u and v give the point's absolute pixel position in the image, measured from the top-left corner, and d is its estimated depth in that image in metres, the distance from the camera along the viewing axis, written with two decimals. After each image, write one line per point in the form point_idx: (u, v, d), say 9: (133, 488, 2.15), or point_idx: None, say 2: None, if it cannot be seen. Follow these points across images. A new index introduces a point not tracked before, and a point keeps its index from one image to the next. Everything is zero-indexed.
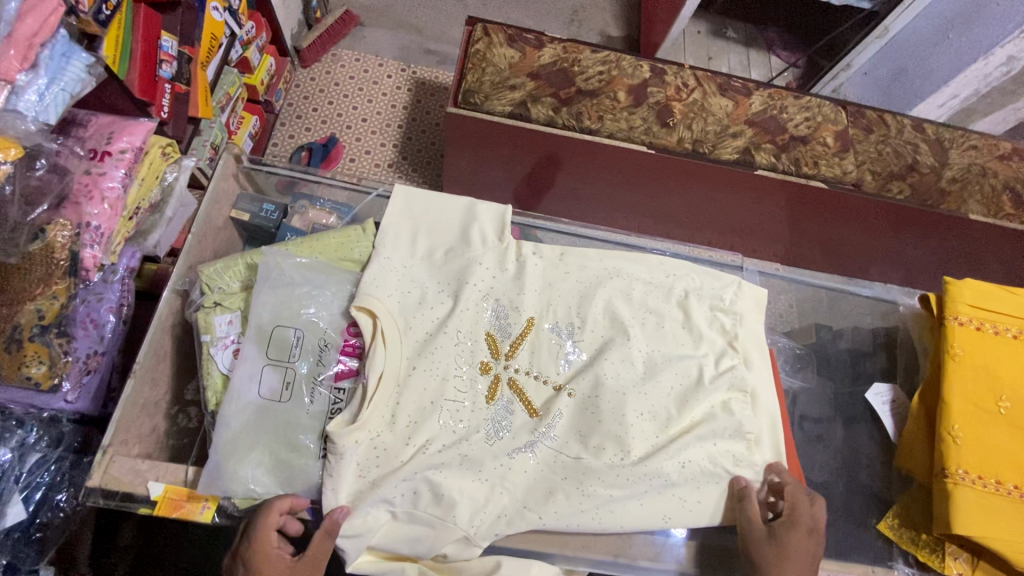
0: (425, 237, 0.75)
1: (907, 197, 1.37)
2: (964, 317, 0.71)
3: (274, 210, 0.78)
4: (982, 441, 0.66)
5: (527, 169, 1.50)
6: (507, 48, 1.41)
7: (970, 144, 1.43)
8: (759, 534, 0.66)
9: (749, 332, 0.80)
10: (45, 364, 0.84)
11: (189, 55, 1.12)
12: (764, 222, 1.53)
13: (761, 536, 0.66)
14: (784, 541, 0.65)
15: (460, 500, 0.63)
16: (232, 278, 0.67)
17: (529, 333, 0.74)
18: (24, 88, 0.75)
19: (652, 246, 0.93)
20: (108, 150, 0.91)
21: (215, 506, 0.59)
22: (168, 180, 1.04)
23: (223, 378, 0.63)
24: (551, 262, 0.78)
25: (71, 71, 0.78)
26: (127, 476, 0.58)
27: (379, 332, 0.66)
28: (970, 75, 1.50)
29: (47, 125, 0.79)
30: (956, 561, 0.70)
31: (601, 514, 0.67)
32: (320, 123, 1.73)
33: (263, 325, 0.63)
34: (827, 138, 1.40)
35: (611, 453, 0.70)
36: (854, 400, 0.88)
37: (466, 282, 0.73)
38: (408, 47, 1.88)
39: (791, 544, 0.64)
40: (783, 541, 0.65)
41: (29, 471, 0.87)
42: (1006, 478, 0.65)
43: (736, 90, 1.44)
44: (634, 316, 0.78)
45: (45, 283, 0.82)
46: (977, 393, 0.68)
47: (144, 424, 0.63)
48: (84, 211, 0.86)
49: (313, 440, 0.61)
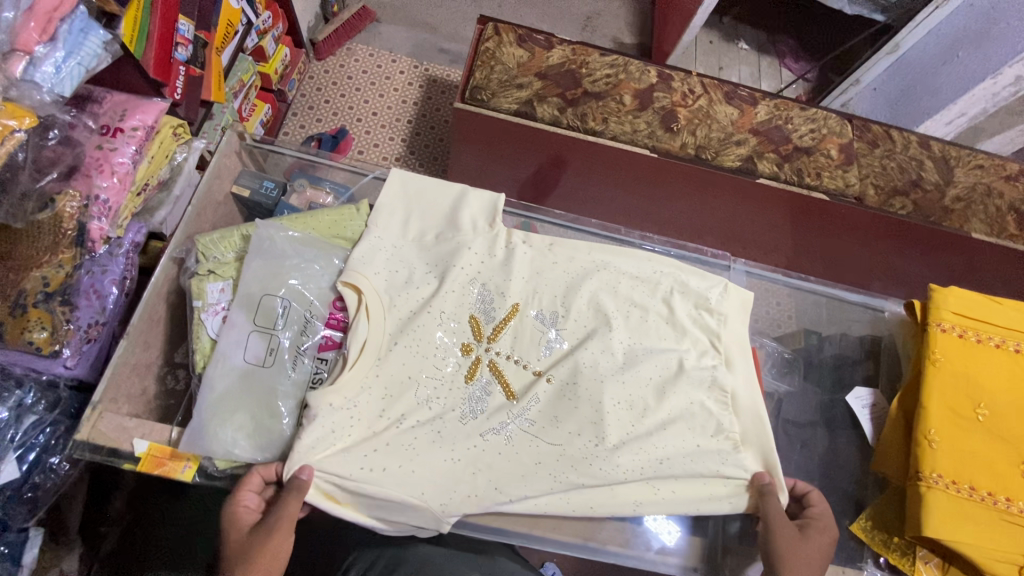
0: (417, 220, 0.78)
1: (910, 213, 1.34)
2: (948, 323, 0.71)
3: (273, 187, 0.82)
4: (958, 447, 0.66)
5: (531, 169, 1.52)
6: (517, 48, 1.43)
7: (976, 163, 1.41)
8: (789, 532, 0.67)
9: (733, 334, 0.81)
10: (47, 330, 0.85)
11: (205, 40, 1.15)
12: (766, 231, 1.53)
13: (789, 534, 0.67)
14: (811, 540, 0.67)
15: (430, 474, 0.65)
16: (227, 249, 0.70)
17: (513, 319, 0.76)
18: (40, 61, 0.77)
19: (643, 241, 0.95)
20: (120, 127, 0.94)
21: (196, 467, 0.61)
22: (178, 160, 1.07)
23: (211, 342, 0.66)
24: (539, 251, 0.80)
25: (87, 47, 0.80)
26: (114, 432, 0.61)
27: (363, 306, 0.69)
28: (978, 93, 1.47)
29: (62, 97, 0.81)
30: (926, 565, 0.70)
31: (570, 497, 0.69)
32: (331, 114, 1.76)
33: (252, 294, 0.67)
34: (831, 150, 1.40)
35: (585, 439, 0.71)
36: (835, 405, 0.88)
37: (453, 264, 0.75)
38: (422, 44, 1.92)
39: (820, 544, 0.67)
40: (808, 540, 0.67)
41: (25, 432, 0.87)
42: (980, 485, 0.65)
43: (742, 99, 1.45)
44: (618, 308, 0.79)
45: (52, 251, 0.86)
46: (955, 400, 0.68)
47: (134, 385, 0.66)
48: (94, 184, 0.90)
49: (289, 407, 0.65)
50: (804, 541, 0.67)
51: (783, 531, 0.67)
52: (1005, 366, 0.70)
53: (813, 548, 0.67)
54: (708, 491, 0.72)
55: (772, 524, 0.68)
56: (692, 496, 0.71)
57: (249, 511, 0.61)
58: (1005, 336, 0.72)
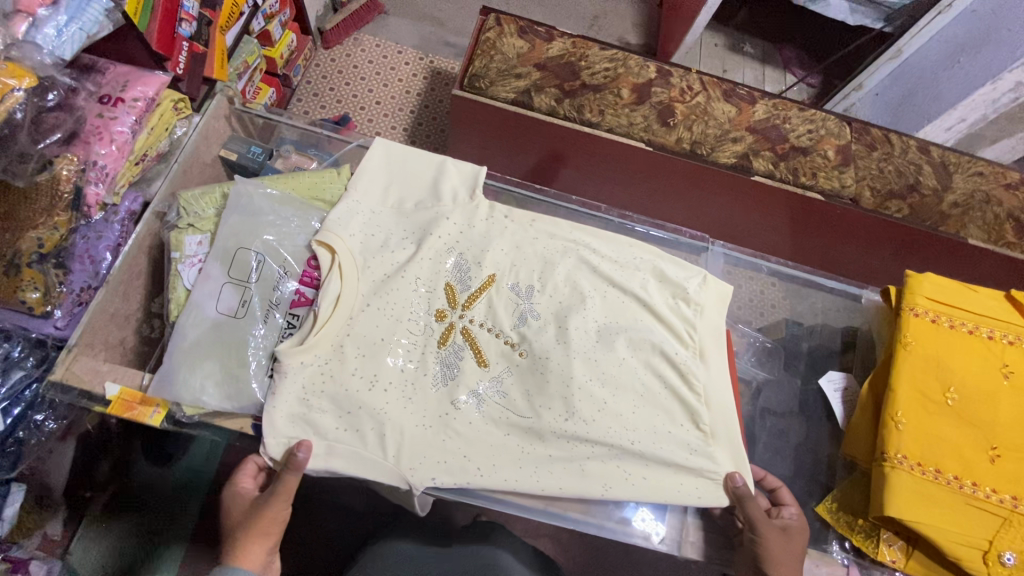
0: (398, 189, 0.80)
1: (906, 217, 1.31)
2: (921, 309, 0.74)
3: (259, 152, 0.88)
4: (924, 431, 0.68)
5: (530, 161, 1.52)
6: (517, 39, 1.42)
7: (976, 170, 1.36)
8: (774, 533, 0.67)
9: (709, 325, 0.79)
10: (39, 290, 0.87)
11: (209, 18, 1.16)
12: (764, 232, 1.51)
13: (776, 535, 0.68)
14: (790, 540, 0.68)
15: (397, 436, 0.66)
16: (207, 206, 0.74)
17: (488, 290, 0.76)
18: (42, 23, 0.82)
19: (623, 220, 0.96)
20: (122, 97, 0.95)
21: (165, 412, 0.64)
22: (177, 134, 1.06)
23: (187, 293, 0.69)
24: (520, 226, 0.81)
25: (89, 14, 0.84)
26: (87, 374, 0.64)
27: (336, 265, 0.70)
28: (978, 99, 1.43)
29: (63, 60, 0.85)
30: (890, 548, 0.71)
31: (540, 474, 0.68)
32: (335, 101, 1.78)
33: (224, 247, 0.70)
34: (827, 151, 1.36)
35: (554, 413, 0.71)
36: (809, 391, 0.88)
37: (431, 232, 0.76)
38: (428, 37, 1.94)
39: (795, 545, 0.68)
40: (791, 539, 0.68)
41: (12, 385, 0.89)
42: (945, 468, 0.67)
43: (740, 97, 1.41)
44: (595, 286, 0.79)
45: (47, 214, 0.86)
46: (924, 384, 0.70)
47: (112, 334, 0.70)
48: (92, 150, 0.91)
49: (262, 358, 0.66)
50: (788, 541, 0.68)
51: (770, 532, 0.67)
52: (975, 352, 0.72)
53: (796, 544, 0.68)
54: (675, 478, 0.71)
55: (759, 530, 0.67)
56: (665, 483, 0.70)
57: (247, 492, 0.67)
58: (976, 322, 0.74)
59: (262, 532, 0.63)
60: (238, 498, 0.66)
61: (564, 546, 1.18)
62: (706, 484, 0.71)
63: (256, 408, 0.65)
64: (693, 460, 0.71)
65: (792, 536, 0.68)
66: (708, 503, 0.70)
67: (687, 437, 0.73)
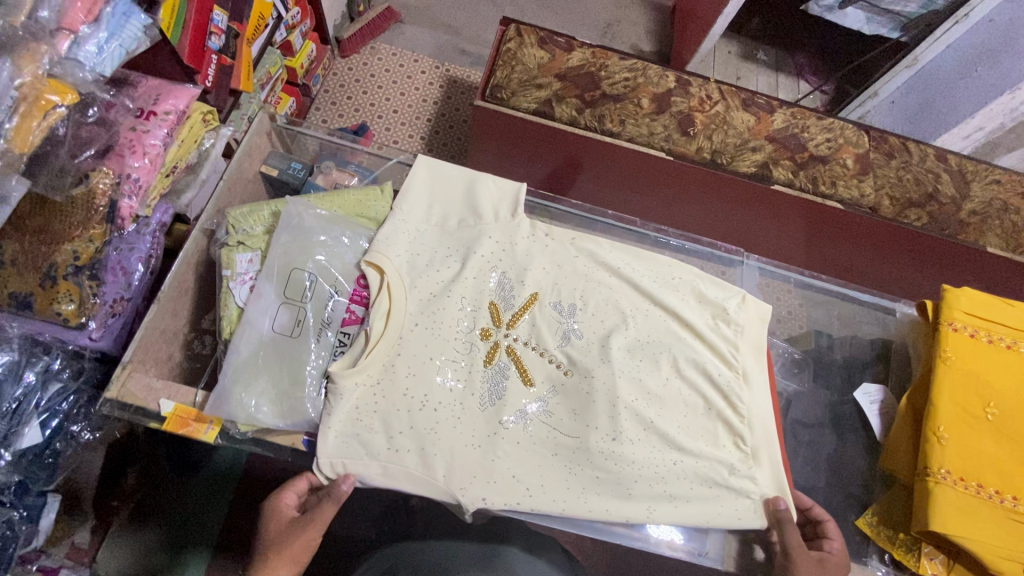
0: (440, 207, 0.83)
1: (925, 225, 1.28)
2: (959, 324, 0.77)
3: (300, 168, 0.90)
4: (968, 445, 0.71)
5: (547, 170, 1.49)
6: (538, 49, 1.38)
7: (993, 178, 1.33)
8: (809, 563, 0.69)
9: (750, 344, 0.81)
10: (75, 302, 0.83)
11: (236, 30, 1.16)
12: (778, 240, 1.48)
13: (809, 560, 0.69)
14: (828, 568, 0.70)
15: (449, 456, 0.68)
16: (256, 223, 0.78)
17: (531, 308, 0.78)
18: (84, 40, 0.75)
19: (658, 233, 0.99)
20: (154, 110, 0.91)
21: (218, 428, 0.68)
22: (206, 145, 1.04)
23: (238, 310, 0.72)
24: (561, 245, 0.83)
25: (129, 30, 0.78)
26: (141, 392, 0.68)
27: (385, 285, 0.74)
28: (996, 108, 1.44)
29: (103, 77, 0.78)
30: (931, 561, 0.72)
31: (587, 497, 0.70)
32: (353, 110, 1.78)
33: (277, 268, 0.74)
34: (846, 160, 1.33)
35: (602, 433, 0.73)
36: (844, 403, 0.89)
37: (474, 251, 0.79)
38: (443, 45, 1.94)
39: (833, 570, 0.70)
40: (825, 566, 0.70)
41: (50, 398, 0.88)
42: (988, 482, 0.69)
43: (759, 106, 1.38)
44: (636, 306, 0.81)
45: (83, 226, 0.83)
46: (966, 400, 0.73)
47: (161, 349, 0.74)
48: (126, 163, 0.87)
49: (313, 376, 0.70)
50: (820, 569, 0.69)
51: (805, 562, 0.69)
52: (1014, 366, 0.75)
53: None
54: (720, 501, 0.72)
55: (795, 557, 0.68)
56: (711, 505, 0.71)
57: (289, 506, 0.70)
58: (1012, 337, 0.78)
59: (292, 559, 0.67)
60: (279, 513, 0.69)
61: (587, 554, 1.17)
62: (751, 505, 0.72)
63: (309, 425, 0.69)
64: (737, 482, 0.73)
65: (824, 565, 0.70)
66: (750, 525, 0.71)
67: (729, 458, 0.74)
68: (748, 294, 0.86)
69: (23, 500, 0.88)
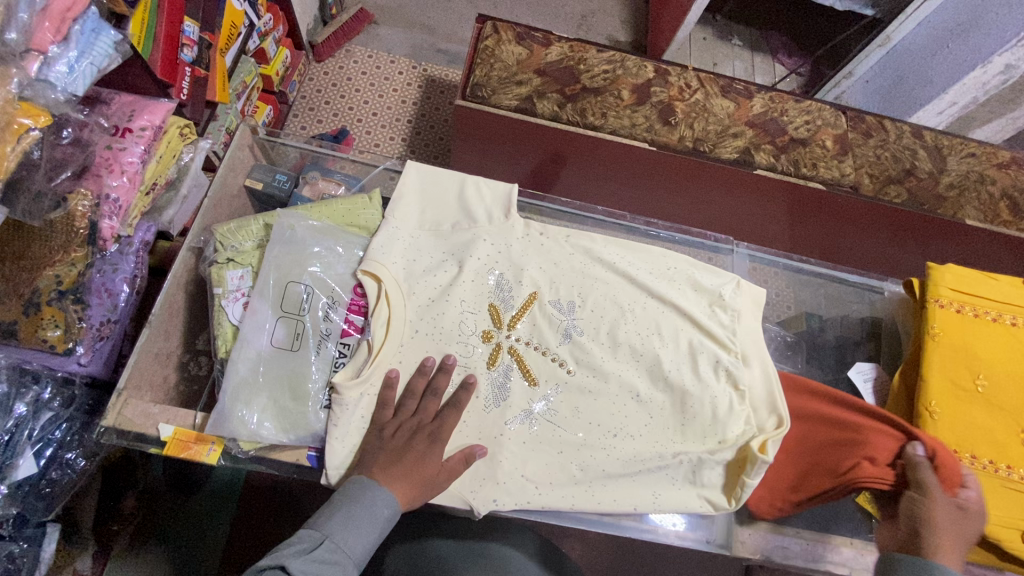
0: (432, 213, 0.83)
1: (905, 202, 1.30)
2: (946, 300, 0.81)
3: (286, 180, 0.90)
4: (957, 418, 0.75)
5: (531, 166, 1.47)
6: (516, 46, 1.37)
7: (968, 151, 1.36)
8: (949, 508, 0.67)
9: (746, 328, 0.83)
10: (60, 328, 0.82)
11: (210, 41, 1.13)
12: (762, 223, 1.48)
13: (948, 509, 0.67)
14: (967, 518, 0.67)
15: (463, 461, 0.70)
16: (245, 238, 0.77)
17: (530, 307, 0.79)
18: (53, 60, 0.72)
19: (648, 227, 0.99)
20: (129, 127, 0.89)
21: (220, 449, 0.67)
22: (185, 160, 1.01)
23: (233, 328, 0.72)
24: (556, 243, 0.84)
25: (99, 48, 0.76)
26: (139, 418, 0.67)
27: (383, 294, 0.74)
28: (968, 83, 1.44)
29: (75, 96, 0.76)
30: None
31: (596, 489, 0.72)
32: (332, 115, 1.75)
33: (271, 282, 0.73)
34: (826, 141, 1.34)
35: (605, 428, 0.75)
36: (838, 382, 0.91)
37: (469, 254, 0.80)
38: (419, 45, 1.92)
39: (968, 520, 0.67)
40: (966, 517, 0.67)
41: (42, 427, 0.85)
42: (979, 454, 0.74)
43: (738, 92, 1.39)
44: (634, 299, 0.82)
45: (63, 250, 0.82)
46: (956, 373, 0.77)
47: (156, 373, 0.73)
48: (104, 183, 0.85)
49: (317, 390, 0.70)
50: (966, 520, 0.66)
51: (940, 502, 0.67)
52: (998, 338, 0.80)
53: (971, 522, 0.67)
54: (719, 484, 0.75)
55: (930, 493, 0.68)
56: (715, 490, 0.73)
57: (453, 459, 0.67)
58: (998, 310, 0.82)
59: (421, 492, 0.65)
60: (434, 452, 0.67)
61: (593, 546, 1.18)
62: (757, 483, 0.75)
63: (315, 440, 0.69)
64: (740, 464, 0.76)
65: (967, 514, 0.67)
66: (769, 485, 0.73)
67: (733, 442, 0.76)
68: (743, 279, 0.87)
69: (22, 532, 0.87)
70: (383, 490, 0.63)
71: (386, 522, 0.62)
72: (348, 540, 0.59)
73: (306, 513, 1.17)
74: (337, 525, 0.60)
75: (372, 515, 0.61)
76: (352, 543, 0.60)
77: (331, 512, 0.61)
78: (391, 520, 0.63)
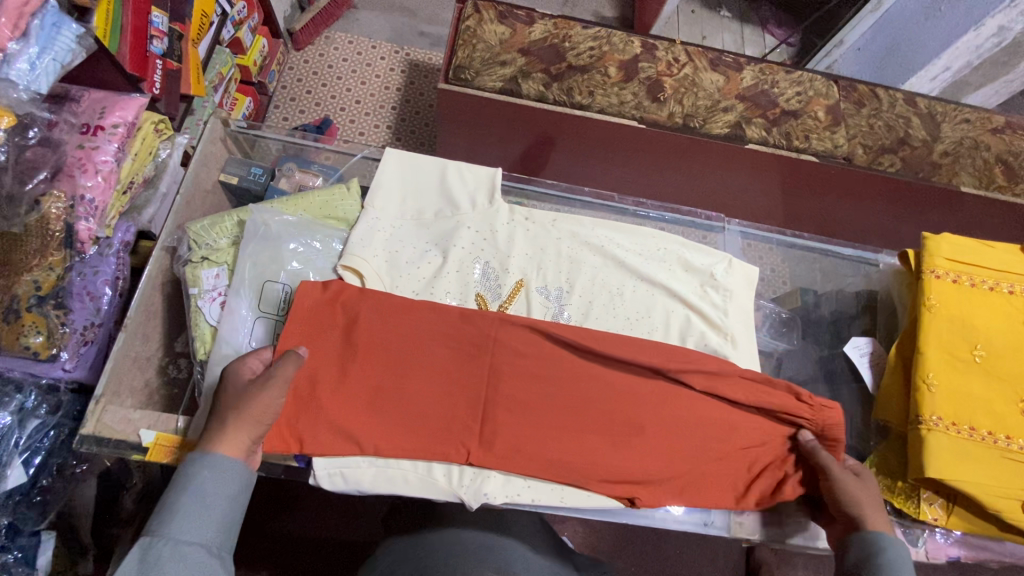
0: (413, 201, 0.81)
1: (899, 170, 1.27)
2: (942, 270, 0.80)
3: (261, 173, 0.87)
4: (955, 389, 0.74)
5: (521, 148, 1.43)
6: (498, 24, 1.32)
7: (963, 118, 1.33)
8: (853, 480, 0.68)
9: (738, 307, 0.82)
10: (42, 334, 0.79)
11: (180, 32, 1.08)
12: (755, 199, 1.45)
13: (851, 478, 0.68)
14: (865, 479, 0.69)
15: None
16: (220, 236, 0.76)
17: (518, 295, 0.78)
18: (13, 57, 0.69)
19: (637, 207, 0.97)
20: (101, 124, 0.85)
21: None
22: (162, 156, 0.97)
23: (211, 329, 0.71)
24: (542, 227, 0.83)
25: (61, 42, 0.72)
26: (119, 424, 0.66)
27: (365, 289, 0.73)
28: (961, 47, 1.41)
29: (39, 94, 0.74)
30: (931, 506, 0.74)
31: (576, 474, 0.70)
32: (314, 105, 1.71)
33: (247, 281, 0.72)
34: (818, 112, 1.31)
35: None
36: (834, 357, 0.90)
37: (453, 242, 0.78)
38: (401, 29, 1.86)
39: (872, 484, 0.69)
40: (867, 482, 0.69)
41: (29, 435, 0.83)
42: (980, 425, 0.73)
43: (727, 65, 1.35)
44: (623, 283, 0.81)
45: (40, 255, 0.78)
46: (952, 345, 0.76)
47: (136, 377, 0.72)
48: (79, 184, 0.81)
49: None
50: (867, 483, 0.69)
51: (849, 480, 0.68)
52: (996, 306, 0.79)
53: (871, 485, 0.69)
54: None
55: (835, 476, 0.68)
56: None
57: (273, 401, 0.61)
58: (995, 279, 0.81)
59: (254, 419, 0.59)
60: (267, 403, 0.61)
61: (594, 529, 1.19)
62: None
63: None
64: None
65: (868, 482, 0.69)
66: None
67: None
68: (734, 258, 0.87)
69: (15, 542, 0.85)
70: (218, 460, 0.57)
71: (218, 487, 0.56)
72: (191, 530, 0.53)
73: (308, 508, 1.15)
74: (177, 520, 0.53)
75: (197, 492, 0.55)
76: (186, 526, 0.53)
77: (172, 508, 0.54)
78: (243, 483, 0.58)
